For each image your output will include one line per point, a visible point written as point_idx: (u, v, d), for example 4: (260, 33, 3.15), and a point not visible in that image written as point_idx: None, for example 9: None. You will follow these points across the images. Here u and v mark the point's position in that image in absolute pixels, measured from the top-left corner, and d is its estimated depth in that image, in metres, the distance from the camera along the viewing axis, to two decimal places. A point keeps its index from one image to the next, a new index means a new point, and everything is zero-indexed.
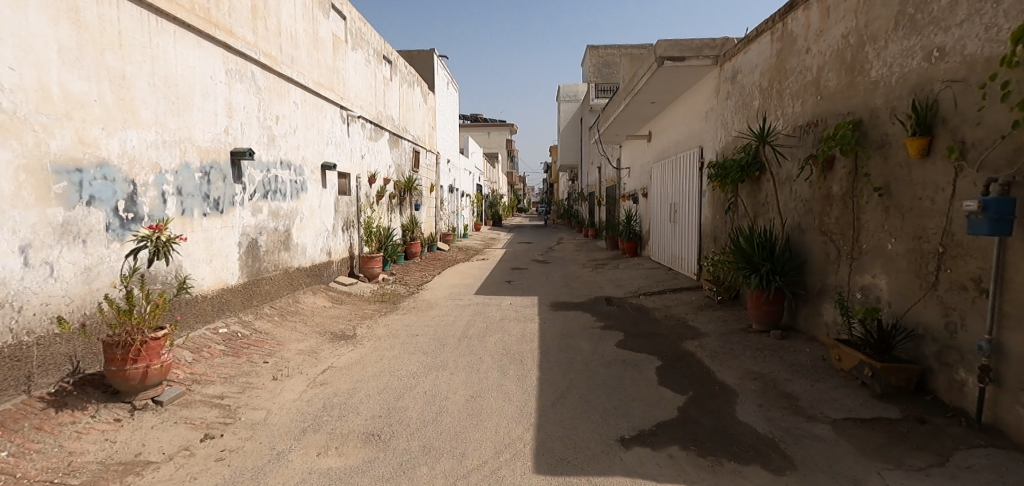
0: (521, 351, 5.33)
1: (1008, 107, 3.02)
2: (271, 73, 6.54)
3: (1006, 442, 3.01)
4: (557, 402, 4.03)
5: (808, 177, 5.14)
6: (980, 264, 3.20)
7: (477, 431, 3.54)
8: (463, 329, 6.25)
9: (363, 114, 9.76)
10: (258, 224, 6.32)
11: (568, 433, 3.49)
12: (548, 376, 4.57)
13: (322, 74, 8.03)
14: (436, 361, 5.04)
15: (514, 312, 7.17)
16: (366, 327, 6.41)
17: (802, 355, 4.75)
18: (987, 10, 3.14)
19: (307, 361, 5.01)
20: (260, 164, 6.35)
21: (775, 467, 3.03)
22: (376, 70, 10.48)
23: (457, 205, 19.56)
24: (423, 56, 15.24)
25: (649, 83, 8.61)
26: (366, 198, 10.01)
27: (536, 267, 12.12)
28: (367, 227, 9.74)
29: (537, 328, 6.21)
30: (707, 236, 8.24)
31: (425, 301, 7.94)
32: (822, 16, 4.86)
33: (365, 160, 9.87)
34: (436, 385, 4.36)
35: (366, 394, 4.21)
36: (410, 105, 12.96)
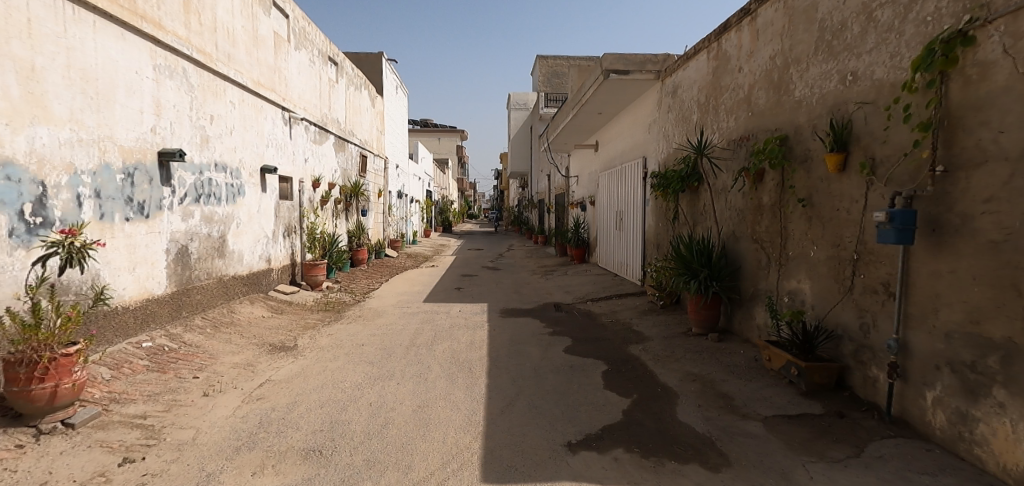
0: (470, 359, 5.35)
1: (908, 128, 3.32)
2: (204, 70, 6.26)
3: (912, 432, 3.30)
4: (505, 409, 4.07)
5: (741, 188, 5.48)
6: (888, 270, 3.49)
7: (424, 442, 3.52)
8: (411, 337, 6.20)
9: (307, 116, 9.51)
10: (188, 229, 6.03)
11: (516, 440, 3.53)
12: (497, 384, 4.61)
13: (263, 73, 7.79)
14: (382, 371, 4.97)
15: (463, 319, 7.17)
16: (308, 337, 6.22)
17: (737, 356, 5.02)
18: (891, 40, 3.44)
19: (242, 376, 4.82)
20: (192, 166, 6.07)
21: (713, 465, 3.19)
22: (321, 71, 10.27)
23: (406, 212, 19.38)
24: (370, 58, 15.03)
25: (595, 94, 8.87)
26: (310, 204, 9.75)
27: (487, 273, 12.16)
28: (310, 234, 9.47)
29: (486, 336, 6.24)
30: (650, 244, 8.55)
31: (371, 310, 7.80)
32: (752, 39, 5.20)
33: (309, 164, 9.61)
34: (382, 396, 4.31)
35: (307, 407, 4.10)
36: (357, 108, 12.74)
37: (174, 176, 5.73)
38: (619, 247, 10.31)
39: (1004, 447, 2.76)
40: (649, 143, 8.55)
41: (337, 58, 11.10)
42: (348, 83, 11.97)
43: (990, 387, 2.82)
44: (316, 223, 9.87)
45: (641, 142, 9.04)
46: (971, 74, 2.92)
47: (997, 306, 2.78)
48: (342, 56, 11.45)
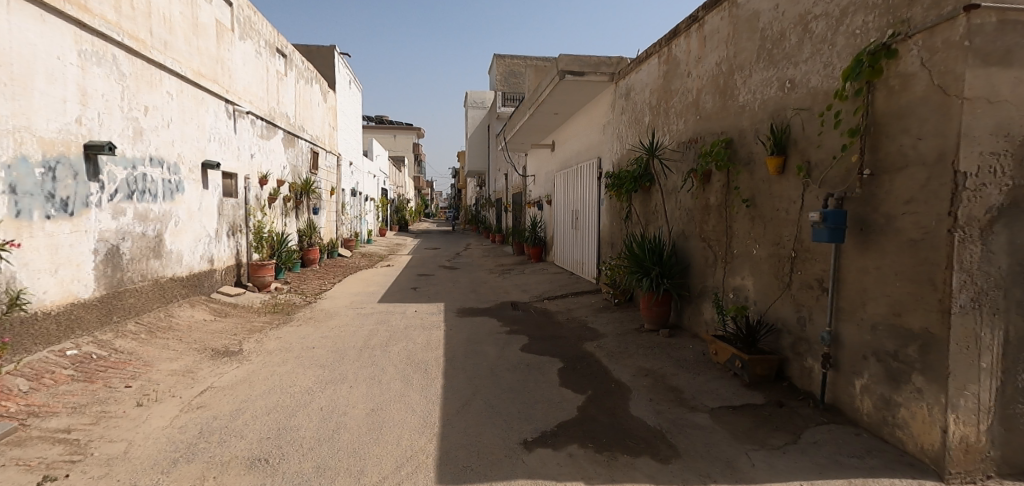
0: (426, 360, 5.31)
1: (839, 134, 3.54)
2: (138, 58, 5.96)
3: (843, 418, 3.53)
4: (461, 409, 4.08)
5: (690, 188, 5.68)
6: (822, 266, 3.71)
7: (377, 445, 3.49)
8: (365, 339, 6.10)
9: (253, 109, 9.18)
10: (120, 228, 5.71)
11: (472, 440, 3.55)
12: (453, 384, 4.61)
13: (204, 64, 7.47)
14: (334, 374, 4.88)
15: (419, 319, 7.11)
16: (254, 341, 6.02)
17: (686, 351, 5.21)
18: (824, 50, 3.66)
19: (180, 383, 4.61)
20: (124, 160, 5.76)
21: (663, 456, 3.31)
22: (268, 63, 9.94)
23: (360, 210, 19.00)
24: (322, 51, 14.60)
25: (551, 95, 8.95)
26: (257, 201, 9.42)
27: (444, 273, 12.10)
28: (257, 233, 9.16)
29: (443, 336, 6.22)
30: (605, 243, 8.72)
31: (323, 312, 7.62)
32: (700, 45, 5.40)
33: (255, 159, 9.28)
34: (334, 400, 4.23)
35: (252, 415, 3.97)
36: (308, 103, 12.40)
37: (103, 171, 5.43)
38: (574, 245, 10.48)
39: (922, 429, 3.00)
40: (604, 144, 8.72)
41: (285, 50, 10.77)
42: (298, 77, 11.62)
43: (911, 374, 3.05)
44: (263, 222, 9.56)
45: (595, 142, 9.20)
46: (894, 84, 3.14)
47: (916, 299, 3.01)
48: (291, 48, 11.11)
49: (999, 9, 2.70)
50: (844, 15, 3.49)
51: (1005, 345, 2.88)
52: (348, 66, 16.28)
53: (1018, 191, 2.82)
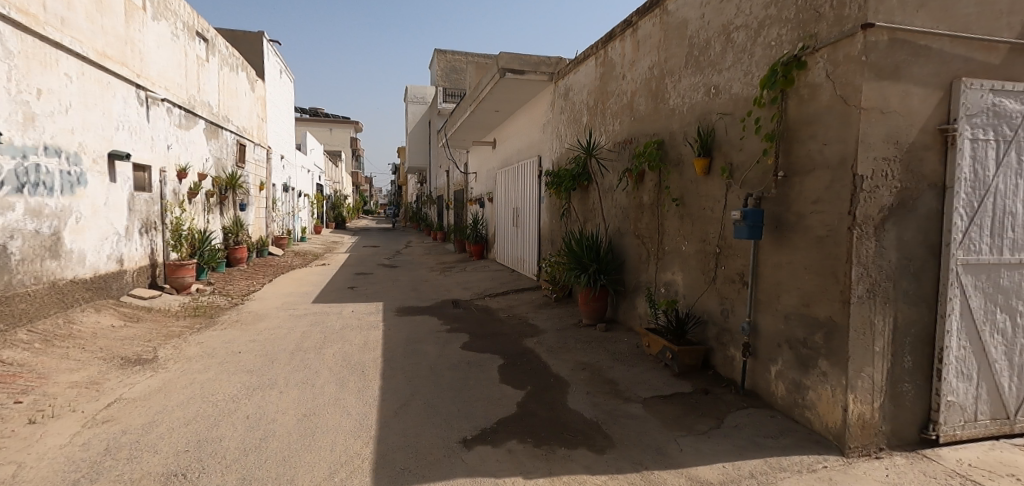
0: (362, 361, 5.21)
1: (757, 138, 3.80)
2: (29, 35, 5.46)
3: (761, 402, 3.80)
4: (399, 410, 4.04)
5: (626, 187, 5.89)
6: (743, 262, 3.97)
7: (309, 452, 3.40)
8: (297, 341, 5.90)
9: (170, 97, 8.63)
10: (6, 225, 5.21)
11: (410, 442, 3.53)
12: (392, 385, 4.55)
13: (110, 44, 6.95)
14: (262, 379, 4.69)
15: (356, 319, 6.95)
16: (171, 347, 5.66)
17: (621, 344, 5.42)
18: (744, 59, 3.91)
19: (83, 396, 4.27)
20: (11, 148, 5.27)
21: (599, 447, 3.43)
22: (187, 48, 9.37)
23: (293, 206, 18.26)
24: (249, 37, 13.90)
25: (491, 92, 8.99)
26: (175, 196, 8.86)
27: (383, 271, 11.87)
28: (175, 230, 8.62)
29: (381, 336, 6.12)
30: (545, 240, 8.87)
31: (251, 314, 7.29)
32: (634, 49, 5.61)
33: (172, 151, 8.73)
34: (261, 407, 4.07)
35: (168, 427, 3.74)
36: (233, 92, 11.78)
37: None
38: (515, 242, 10.59)
39: (827, 409, 3.28)
40: (544, 142, 8.86)
41: (206, 34, 10.18)
42: (222, 63, 11.02)
43: (817, 360, 3.33)
44: (183, 219, 8.99)
45: (536, 141, 9.34)
46: (803, 93, 3.41)
47: (822, 291, 3.29)
48: (213, 33, 10.51)
49: (890, 29, 3.00)
50: (762, 27, 3.75)
51: (895, 330, 3.20)
52: (278, 54, 15.59)
53: (906, 193, 3.14)
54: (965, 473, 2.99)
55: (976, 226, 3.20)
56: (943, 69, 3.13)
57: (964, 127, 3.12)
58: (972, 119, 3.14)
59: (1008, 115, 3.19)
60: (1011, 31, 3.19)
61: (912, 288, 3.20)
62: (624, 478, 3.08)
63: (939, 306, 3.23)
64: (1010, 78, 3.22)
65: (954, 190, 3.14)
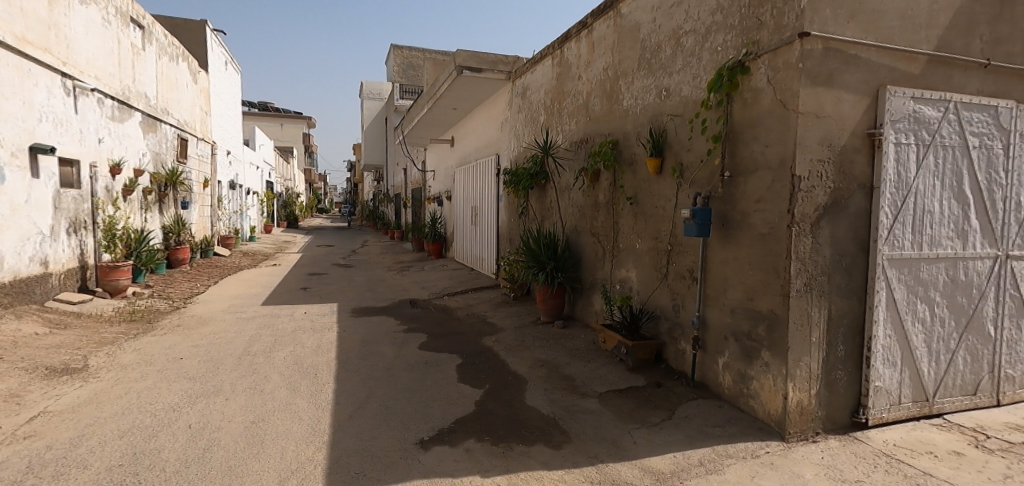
0: (315, 364, 5.09)
1: (705, 139, 3.94)
2: None
3: (709, 393, 3.96)
4: (353, 414, 3.98)
5: (581, 186, 5.99)
6: (692, 258, 4.12)
7: (257, 461, 3.30)
8: (245, 346, 5.70)
9: (102, 87, 8.15)
10: None
11: (364, 445, 3.48)
12: (346, 388, 4.47)
13: (31, 29, 6.50)
14: (206, 386, 4.51)
15: (308, 321, 6.78)
16: (104, 355, 5.36)
17: (578, 340, 5.52)
18: (693, 63, 4.06)
19: (2, 411, 3.98)
20: None
21: (555, 443, 3.50)
22: (120, 35, 8.87)
23: (240, 204, 17.57)
24: (190, 26, 13.32)
25: (448, 90, 8.94)
26: (107, 194, 8.38)
27: (337, 271, 11.60)
28: (108, 230, 8.16)
29: (335, 338, 6.00)
30: (503, 238, 8.91)
31: (194, 318, 6.98)
32: (589, 50, 5.71)
33: (104, 145, 8.25)
34: (205, 416, 3.92)
35: (100, 440, 3.55)
36: (173, 83, 11.24)
37: None
38: (474, 241, 10.58)
39: (769, 397, 3.45)
40: (501, 141, 8.89)
41: (142, 21, 9.67)
42: (160, 53, 10.48)
43: (761, 351, 3.50)
44: (116, 218, 8.51)
45: (494, 139, 9.36)
46: (747, 97, 3.57)
47: (764, 286, 3.46)
48: (150, 20, 10.00)
49: (823, 38, 3.18)
50: (708, 33, 3.90)
51: (830, 322, 3.41)
52: (222, 45, 14.95)
53: (839, 193, 3.35)
54: (891, 452, 3.22)
55: (900, 223, 3.45)
56: (871, 77, 3.35)
57: (889, 131, 3.36)
58: (895, 125, 3.37)
59: (927, 121, 3.45)
60: (929, 43, 3.45)
61: (844, 282, 3.42)
62: (580, 472, 3.15)
63: (867, 298, 3.46)
64: (929, 87, 3.49)
65: (880, 190, 3.37)
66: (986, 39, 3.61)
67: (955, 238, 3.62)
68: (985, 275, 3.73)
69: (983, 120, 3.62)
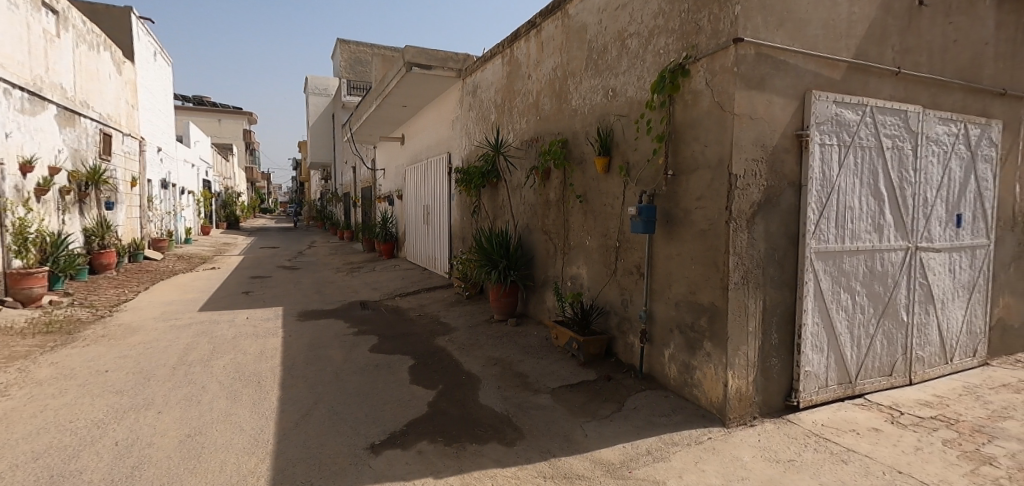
0: (257, 371, 4.91)
1: (649, 139, 4.08)
2: None
3: (656, 384, 4.11)
4: (299, 421, 3.87)
5: (533, 184, 6.06)
6: (639, 254, 4.26)
7: (194, 476, 3.16)
8: (179, 355, 5.42)
9: (9, 77, 7.53)
10: None
11: (311, 453, 3.40)
12: (291, 395, 4.34)
13: None
14: (136, 400, 4.26)
15: (250, 327, 6.53)
16: (16, 371, 4.95)
17: (531, 337, 5.58)
18: (637, 65, 4.18)
19: None
20: None
21: (508, 440, 3.53)
22: (30, 20, 8.23)
23: (174, 205, 16.65)
24: (113, 13, 12.54)
25: (397, 86, 8.78)
26: (18, 194, 7.76)
27: (282, 274, 11.21)
28: (19, 234, 7.55)
29: (280, 343, 5.80)
30: (456, 237, 8.88)
31: (122, 327, 6.57)
32: (538, 49, 5.77)
33: (13, 139, 7.63)
34: (134, 432, 3.70)
35: (13, 463, 3.29)
36: (94, 73, 10.52)
37: None
38: (426, 240, 10.48)
39: (711, 386, 3.62)
40: (453, 139, 8.85)
41: (55, 5, 8.99)
42: (77, 40, 9.78)
43: (702, 342, 3.66)
44: (29, 220, 7.91)
45: (445, 137, 9.29)
46: (688, 99, 3.72)
47: (705, 280, 3.62)
48: (65, 5, 9.31)
49: (755, 44, 3.36)
50: (651, 36, 4.03)
51: (764, 312, 3.61)
52: (150, 34, 14.08)
53: (771, 190, 3.55)
54: (819, 432, 3.46)
55: (825, 219, 3.69)
56: (799, 81, 3.57)
57: (814, 133, 3.59)
58: (820, 127, 3.61)
59: (847, 124, 3.71)
60: (849, 51, 3.72)
61: (777, 274, 3.63)
62: (533, 468, 3.20)
63: (798, 289, 3.69)
64: (849, 92, 3.75)
65: (808, 187, 3.60)
66: (897, 48, 3.93)
67: (873, 232, 3.92)
68: (899, 265, 4.05)
69: (895, 123, 3.94)
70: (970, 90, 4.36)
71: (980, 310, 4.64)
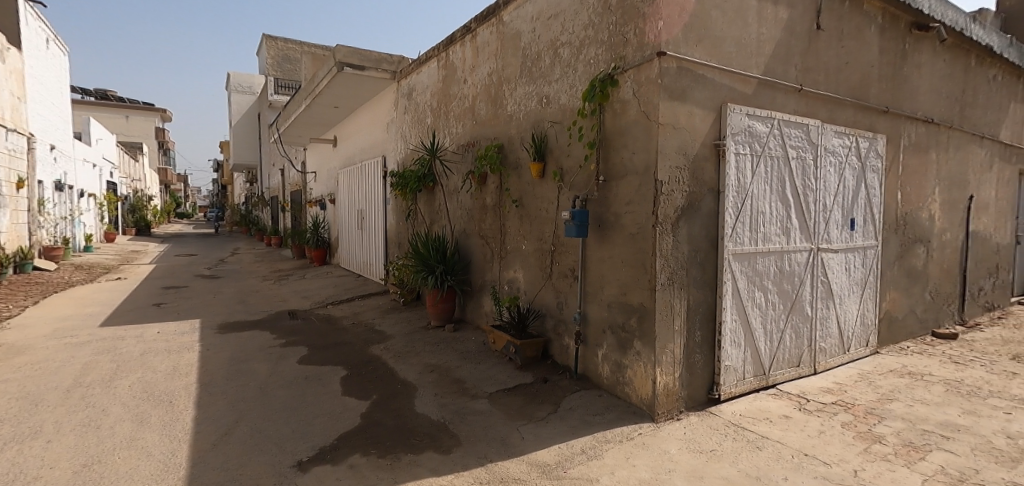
0: (169, 390, 4.60)
1: (581, 145, 4.23)
2: None
3: (591, 383, 4.25)
4: (218, 442, 3.67)
5: (469, 189, 6.09)
6: (573, 258, 4.39)
7: None
8: (76, 376, 4.97)
9: None
10: None
11: (232, 475, 3.24)
12: (209, 414, 4.11)
13: None
14: (25, 429, 3.87)
15: (162, 342, 6.09)
16: None
17: (469, 342, 5.59)
18: (569, 74, 4.34)
19: None
20: None
21: (444, 447, 3.53)
22: None
23: (71, 209, 15.21)
24: None
25: (328, 86, 8.53)
26: None
27: (200, 283, 10.53)
28: None
29: (197, 359, 5.46)
30: (392, 242, 8.74)
31: (6, 347, 5.92)
32: (473, 54, 5.83)
33: None
34: (20, 465, 3.36)
35: None
36: None
37: None
38: (361, 246, 10.24)
39: (641, 383, 3.80)
40: (388, 142, 8.72)
41: None
42: None
43: (633, 341, 3.83)
44: None
45: (380, 140, 9.14)
46: (617, 108, 3.90)
47: (634, 282, 3.80)
48: None
49: (677, 58, 3.59)
50: (582, 46, 4.19)
51: (688, 311, 3.83)
52: (39, 18, 12.80)
53: (693, 196, 3.79)
54: (737, 421, 3.71)
55: (740, 222, 3.99)
56: (716, 94, 3.84)
57: (730, 143, 3.87)
58: (735, 137, 3.90)
59: (758, 135, 4.03)
60: (759, 68, 4.05)
61: (699, 275, 3.87)
62: (469, 474, 3.22)
63: (717, 288, 3.96)
64: (760, 106, 4.08)
65: (725, 193, 3.87)
66: (799, 67, 4.31)
67: (781, 235, 4.27)
68: (804, 265, 4.43)
69: (798, 135, 4.32)
70: (860, 107, 4.86)
71: (872, 304, 5.16)
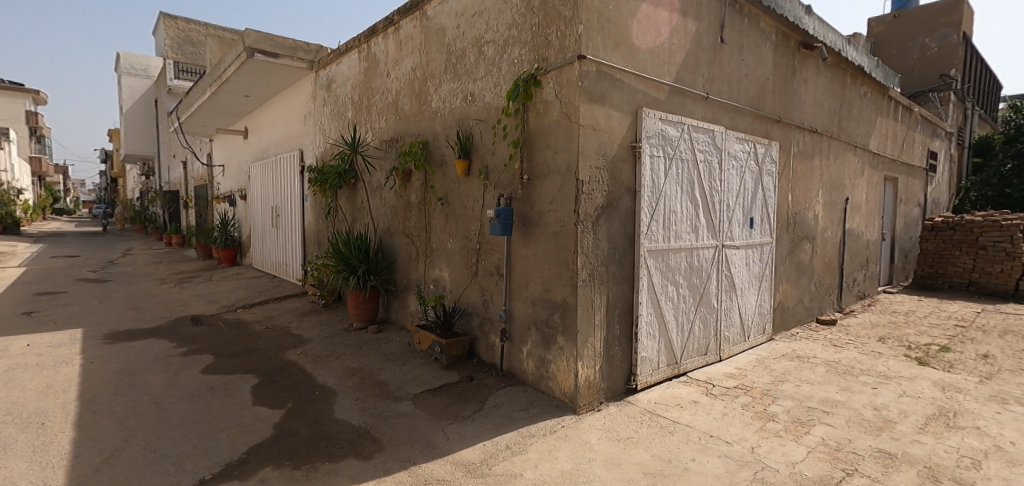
0: (42, 410, 4.11)
1: (506, 144, 4.29)
2: None
3: (516, 379, 4.32)
4: (103, 465, 3.34)
5: (392, 186, 5.97)
6: (498, 256, 4.45)
7: None
8: None
9: None
10: None
11: None
12: (92, 435, 3.71)
13: None
14: None
15: (34, 356, 5.41)
16: None
17: (393, 343, 5.49)
18: (494, 72, 4.38)
19: None
20: None
21: (365, 453, 3.45)
22: None
23: None
24: None
25: (237, 73, 7.98)
26: None
27: (83, 288, 9.47)
28: None
29: (78, 373, 4.91)
30: (310, 241, 8.37)
31: None
32: (397, 48, 5.72)
33: None
34: None
35: None
36: None
37: None
38: (275, 245, 9.69)
39: (563, 377, 3.92)
40: (304, 135, 8.32)
41: None
42: None
43: (556, 337, 3.95)
44: None
45: (296, 133, 8.69)
46: (540, 108, 4.00)
47: (557, 278, 3.92)
48: None
49: (596, 62, 3.74)
50: (506, 45, 4.25)
51: (608, 306, 4.01)
52: None
53: (612, 196, 3.97)
54: (652, 409, 3.95)
55: (655, 220, 4.23)
56: (631, 99, 4.04)
57: (644, 146, 4.10)
58: (649, 140, 4.13)
59: (670, 139, 4.30)
60: (670, 76, 4.32)
61: (618, 271, 4.06)
62: (391, 479, 3.17)
63: (634, 283, 4.17)
64: (671, 111, 4.35)
65: (641, 193, 4.10)
66: (705, 77, 4.65)
67: (690, 232, 4.58)
68: (710, 260, 4.79)
69: (705, 140, 4.66)
70: (757, 116, 5.32)
71: (768, 296, 5.67)
